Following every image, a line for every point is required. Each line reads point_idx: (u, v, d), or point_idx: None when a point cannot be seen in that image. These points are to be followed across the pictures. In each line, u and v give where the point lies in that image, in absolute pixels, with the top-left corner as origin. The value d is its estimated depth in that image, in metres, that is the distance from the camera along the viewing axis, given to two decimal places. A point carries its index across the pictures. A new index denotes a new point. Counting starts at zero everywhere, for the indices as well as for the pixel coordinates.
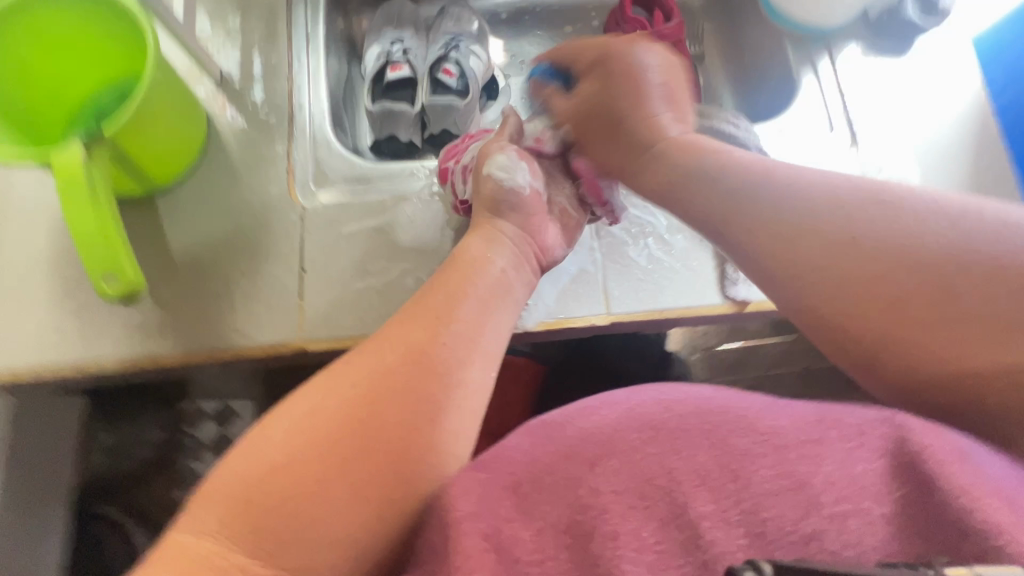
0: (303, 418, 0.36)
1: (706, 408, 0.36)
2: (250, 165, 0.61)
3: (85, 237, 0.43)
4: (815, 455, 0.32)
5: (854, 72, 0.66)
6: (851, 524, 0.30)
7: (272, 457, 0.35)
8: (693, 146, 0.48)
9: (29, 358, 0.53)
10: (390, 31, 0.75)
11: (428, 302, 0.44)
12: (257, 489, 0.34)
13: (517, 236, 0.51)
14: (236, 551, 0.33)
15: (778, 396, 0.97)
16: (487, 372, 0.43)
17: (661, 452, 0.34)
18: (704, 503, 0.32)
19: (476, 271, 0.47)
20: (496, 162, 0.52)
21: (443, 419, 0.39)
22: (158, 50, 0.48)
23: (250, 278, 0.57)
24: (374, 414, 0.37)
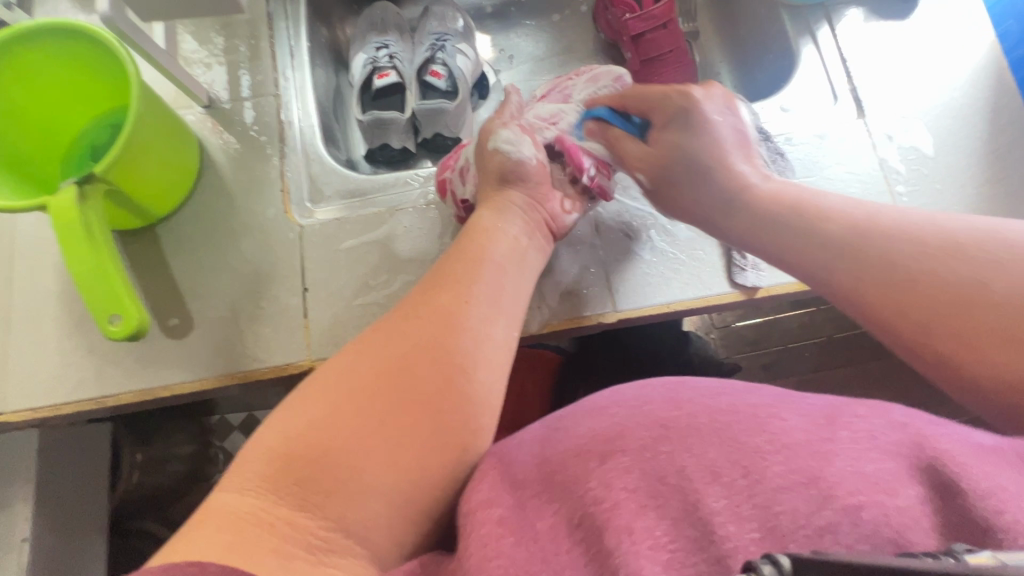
0: (336, 374, 0.36)
1: (717, 406, 0.35)
2: (246, 187, 0.61)
3: (88, 279, 0.44)
4: (826, 453, 0.32)
5: (857, 38, 0.63)
6: (864, 518, 0.29)
7: (313, 409, 0.34)
8: (779, 195, 0.46)
9: (47, 397, 0.54)
10: (375, 37, 0.74)
11: (449, 270, 0.44)
12: (301, 439, 0.33)
13: (526, 205, 0.52)
14: (285, 506, 0.31)
15: (802, 370, 0.94)
16: (511, 330, 0.43)
17: (673, 449, 0.33)
18: (715, 499, 0.31)
19: (493, 236, 0.47)
20: (502, 136, 0.53)
21: (473, 373, 0.38)
22: (140, 80, 0.48)
23: (254, 300, 0.57)
24: (408, 371, 0.36)
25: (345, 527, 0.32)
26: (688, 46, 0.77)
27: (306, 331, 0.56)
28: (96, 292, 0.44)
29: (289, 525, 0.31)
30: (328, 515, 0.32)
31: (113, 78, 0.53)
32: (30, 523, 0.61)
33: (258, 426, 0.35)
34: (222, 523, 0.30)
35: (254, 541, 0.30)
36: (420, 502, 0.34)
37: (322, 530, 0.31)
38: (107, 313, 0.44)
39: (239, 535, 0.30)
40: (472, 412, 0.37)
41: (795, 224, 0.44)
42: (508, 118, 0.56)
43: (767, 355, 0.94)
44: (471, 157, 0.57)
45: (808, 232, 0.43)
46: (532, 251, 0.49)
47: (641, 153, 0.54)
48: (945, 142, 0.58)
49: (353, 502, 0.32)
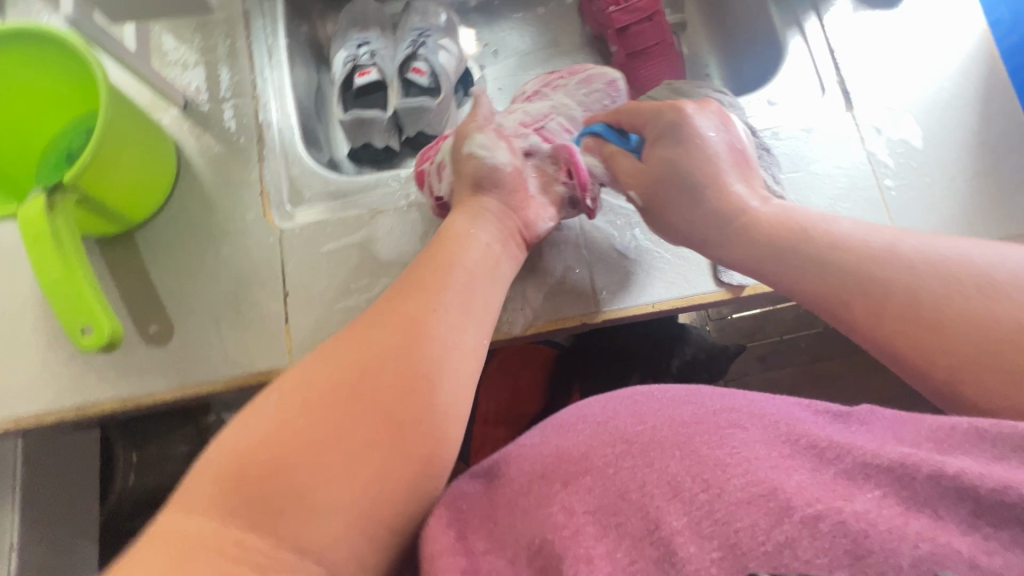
0: (295, 388, 0.35)
1: (682, 419, 0.35)
2: (224, 191, 0.60)
3: (58, 290, 0.43)
4: (785, 467, 0.31)
5: (846, 27, 0.62)
6: (822, 529, 0.28)
7: (270, 423, 0.33)
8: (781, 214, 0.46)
9: (27, 406, 0.54)
10: (356, 33, 0.73)
11: (416, 277, 0.43)
12: (255, 455, 0.32)
13: (499, 211, 0.51)
14: (234, 527, 0.31)
15: (796, 363, 0.94)
16: (480, 338, 0.43)
17: (635, 464, 0.33)
18: (676, 518, 0.30)
19: (462, 244, 0.47)
20: (477, 140, 0.53)
21: (439, 384, 0.38)
22: (108, 86, 0.47)
23: (233, 306, 0.56)
24: (372, 382, 0.36)
25: (298, 547, 0.31)
26: (675, 37, 0.76)
27: (286, 338, 0.55)
28: (68, 304, 0.44)
29: (238, 548, 0.30)
30: (279, 534, 0.31)
31: (84, 82, 0.52)
32: (18, 530, 0.61)
33: (209, 444, 0.34)
34: (164, 548, 0.29)
35: (197, 563, 0.29)
36: (381, 518, 0.33)
37: (273, 551, 0.31)
38: (80, 324, 0.44)
39: (182, 558, 0.29)
40: (436, 424, 0.37)
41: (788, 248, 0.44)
42: (486, 121, 0.55)
43: (761, 347, 0.94)
44: (447, 154, 0.55)
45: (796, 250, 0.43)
46: (504, 259, 0.49)
47: (635, 177, 0.53)
48: (935, 133, 0.57)
49: (309, 519, 0.32)
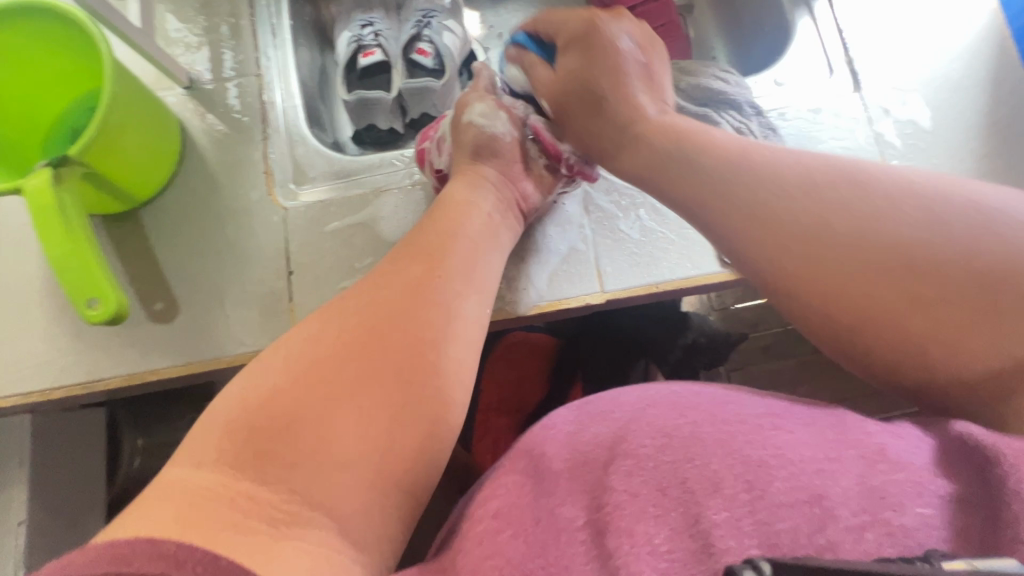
0: (301, 345, 0.35)
1: (723, 416, 0.35)
2: (229, 169, 0.60)
3: (65, 262, 0.43)
4: (831, 471, 0.32)
5: (854, 7, 0.61)
6: (868, 537, 0.30)
7: (277, 380, 0.34)
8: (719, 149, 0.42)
9: (35, 382, 0.54)
10: (360, 15, 0.73)
11: (420, 242, 0.43)
12: (264, 410, 0.32)
13: (498, 182, 0.51)
14: (245, 479, 0.31)
15: (799, 350, 0.93)
16: (484, 305, 0.42)
17: (676, 460, 0.33)
18: (717, 512, 0.31)
19: (466, 211, 0.47)
20: (476, 109, 0.53)
21: (445, 346, 0.38)
22: (113, 59, 0.47)
23: (239, 283, 0.57)
24: (379, 339, 0.36)
25: (311, 499, 0.31)
26: (682, 20, 0.75)
27: (291, 315, 0.56)
28: (74, 276, 0.44)
29: (248, 500, 0.30)
30: (292, 487, 0.31)
31: (88, 58, 0.52)
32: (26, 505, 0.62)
33: (215, 400, 0.34)
34: (169, 503, 0.29)
35: (207, 515, 0.29)
36: (394, 478, 0.33)
37: (285, 504, 0.31)
38: (86, 297, 0.44)
39: (192, 507, 0.29)
40: (443, 385, 0.37)
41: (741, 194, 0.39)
42: (484, 92, 0.55)
43: (766, 336, 0.94)
44: (447, 127, 0.55)
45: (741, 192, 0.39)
46: (504, 227, 0.49)
47: (551, 79, 0.52)
48: (943, 114, 0.57)
49: (320, 472, 0.32)
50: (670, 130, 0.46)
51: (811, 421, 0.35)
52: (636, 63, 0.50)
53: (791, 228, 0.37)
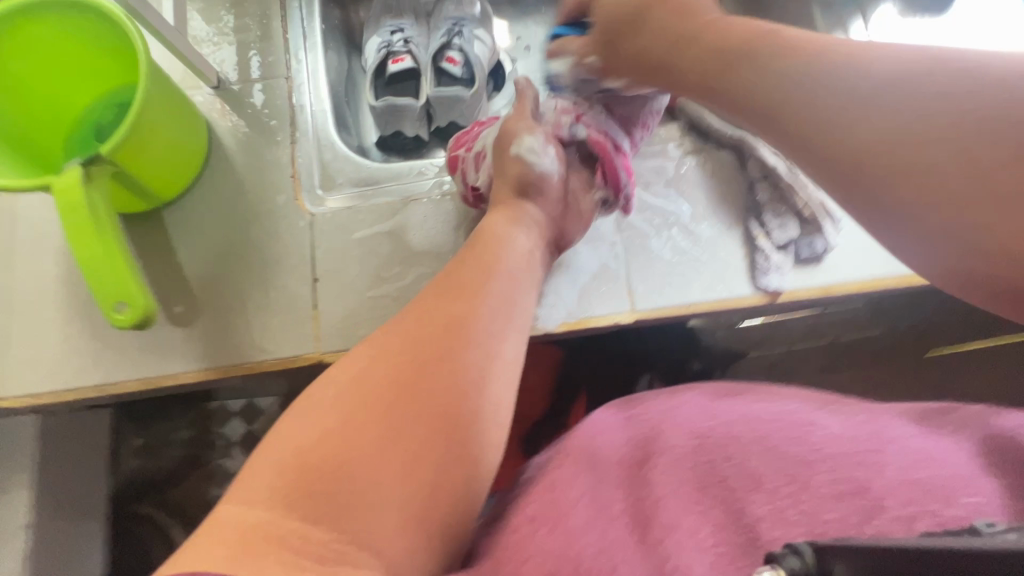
0: (345, 387, 0.34)
1: (756, 416, 0.36)
2: (254, 171, 0.59)
3: (93, 264, 0.42)
4: (875, 462, 0.33)
5: (888, 35, 0.61)
6: (919, 527, 0.30)
7: (326, 421, 0.32)
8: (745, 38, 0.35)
9: (49, 384, 0.53)
10: (389, 21, 0.72)
11: (466, 278, 0.42)
12: (314, 451, 0.31)
13: (541, 219, 0.50)
14: (297, 519, 0.28)
15: (807, 371, 0.93)
16: (520, 347, 0.41)
17: (712, 459, 0.34)
18: (761, 505, 0.32)
19: (505, 246, 0.45)
20: (526, 143, 0.50)
21: (488, 389, 0.37)
22: (149, 56, 0.46)
23: (262, 289, 0.55)
24: (423, 380, 0.35)
25: (361, 541, 0.29)
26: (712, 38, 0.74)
27: (314, 323, 0.55)
28: (102, 279, 0.42)
29: (302, 540, 0.28)
30: (345, 529, 0.29)
31: (121, 54, 0.52)
32: (30, 508, 0.60)
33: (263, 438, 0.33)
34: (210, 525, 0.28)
35: (260, 554, 0.27)
36: (441, 518, 0.32)
37: (337, 544, 0.28)
38: (113, 301, 0.43)
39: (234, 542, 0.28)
40: (485, 428, 0.36)
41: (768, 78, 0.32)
42: (532, 122, 0.52)
43: (772, 354, 0.93)
44: (488, 144, 0.53)
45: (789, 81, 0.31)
46: (541, 265, 0.48)
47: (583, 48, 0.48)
48: None
49: (368, 518, 0.30)
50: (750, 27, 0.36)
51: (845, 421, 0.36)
52: None
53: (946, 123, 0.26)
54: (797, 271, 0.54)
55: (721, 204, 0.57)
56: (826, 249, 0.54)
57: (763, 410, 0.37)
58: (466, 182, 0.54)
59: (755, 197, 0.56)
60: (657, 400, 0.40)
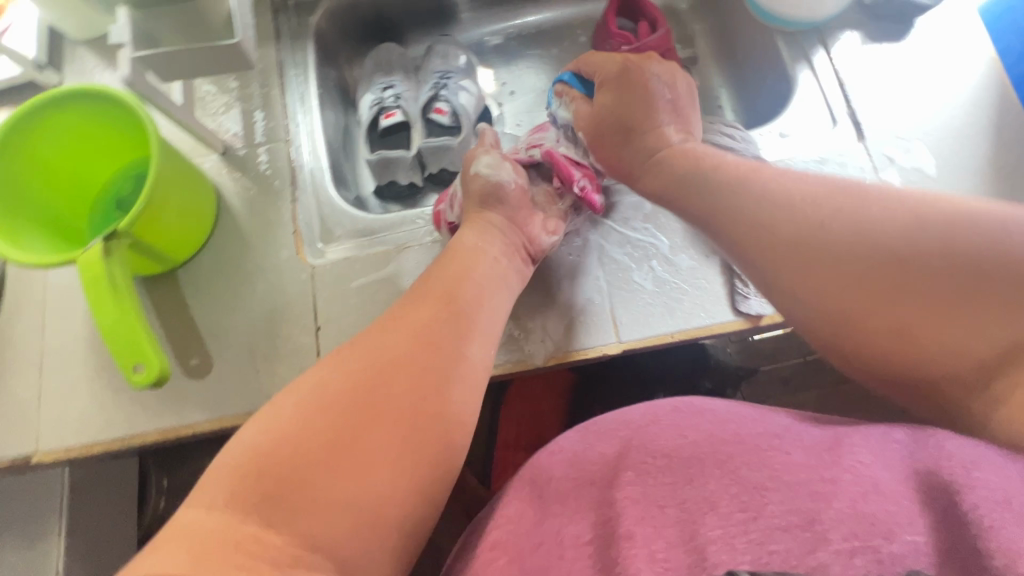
0: (310, 392, 0.37)
1: (721, 436, 0.39)
2: (259, 229, 0.63)
3: (113, 329, 0.47)
4: (827, 492, 0.34)
5: (851, 59, 0.63)
6: (857, 563, 0.31)
7: (290, 421, 0.36)
8: (697, 153, 0.52)
9: (78, 439, 0.57)
10: (380, 78, 0.77)
11: (429, 288, 0.46)
12: (277, 454, 0.34)
13: (504, 227, 0.54)
14: (251, 523, 0.32)
15: (819, 384, 0.93)
16: (487, 352, 0.45)
17: (675, 481, 0.37)
18: (713, 528, 0.34)
19: (470, 258, 0.50)
20: (482, 162, 0.57)
21: (448, 390, 0.40)
22: (159, 138, 0.50)
23: (268, 338, 0.59)
24: (385, 383, 0.38)
25: (315, 543, 0.33)
26: (687, 71, 0.77)
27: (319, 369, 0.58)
28: (124, 343, 0.47)
29: (256, 543, 0.31)
30: (296, 530, 0.32)
31: (135, 134, 0.57)
32: (63, 558, 0.62)
33: (232, 440, 0.36)
34: (190, 542, 0.31)
35: None
36: (394, 520, 0.35)
37: (289, 547, 0.32)
38: (132, 362, 0.47)
39: (203, 548, 0.30)
40: (446, 429, 0.39)
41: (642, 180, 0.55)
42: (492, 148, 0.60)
43: (784, 368, 0.93)
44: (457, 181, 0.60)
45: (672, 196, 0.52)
46: (508, 268, 0.52)
47: (589, 120, 0.59)
48: (948, 162, 0.58)
49: (326, 521, 0.33)
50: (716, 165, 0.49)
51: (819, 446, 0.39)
52: (628, 69, 0.56)
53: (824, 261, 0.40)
54: None
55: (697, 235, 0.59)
56: None
57: (735, 437, 0.39)
58: (442, 220, 0.60)
59: None
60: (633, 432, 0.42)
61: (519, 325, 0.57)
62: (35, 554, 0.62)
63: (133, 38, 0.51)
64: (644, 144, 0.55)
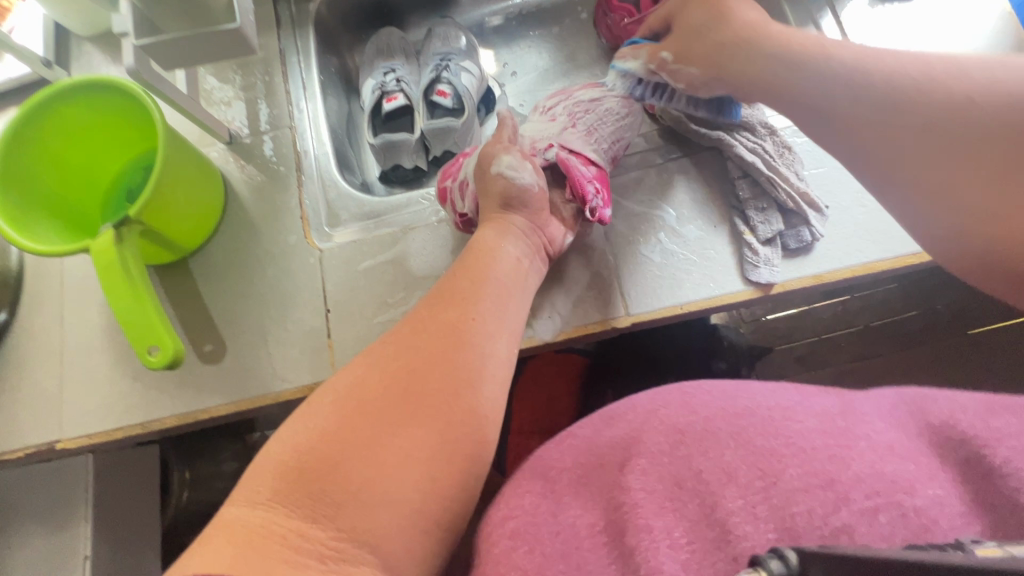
0: (345, 390, 0.38)
1: (736, 410, 0.38)
2: (267, 214, 0.64)
3: (127, 313, 0.48)
4: (842, 457, 0.34)
5: (860, 21, 0.62)
6: (881, 519, 0.32)
7: (326, 421, 0.36)
8: (781, 35, 0.46)
9: (100, 424, 0.59)
10: (382, 63, 0.77)
11: (455, 285, 0.46)
12: (314, 453, 0.34)
13: (524, 224, 0.52)
14: (298, 519, 0.32)
15: (836, 361, 0.91)
16: (514, 347, 0.45)
17: (688, 454, 0.36)
18: (733, 500, 0.34)
19: (494, 256, 0.49)
20: (504, 162, 0.53)
21: (481, 387, 0.40)
22: (167, 126, 0.51)
23: (279, 322, 0.60)
24: (417, 381, 0.38)
25: (358, 538, 0.33)
26: None
27: (330, 350, 0.59)
28: (137, 327, 0.48)
29: (301, 538, 0.32)
30: (338, 526, 0.33)
31: (143, 124, 0.58)
32: (90, 540, 0.64)
33: (268, 439, 0.36)
34: (232, 534, 0.31)
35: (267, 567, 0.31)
36: (430, 519, 0.35)
37: (335, 542, 0.32)
38: (147, 346, 0.48)
39: (251, 546, 0.31)
40: (479, 426, 0.39)
41: (737, 48, 0.48)
42: (510, 145, 0.55)
43: (800, 345, 0.92)
44: (470, 174, 0.57)
45: (784, 68, 0.45)
46: (531, 270, 0.51)
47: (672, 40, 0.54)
48: None
49: (369, 517, 0.33)
50: (748, 32, 0.48)
51: (831, 415, 0.37)
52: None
53: (944, 109, 0.36)
54: (787, 263, 0.55)
55: (704, 206, 0.58)
56: (813, 239, 0.55)
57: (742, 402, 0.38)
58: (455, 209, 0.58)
59: (736, 195, 0.58)
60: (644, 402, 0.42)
61: None
62: (64, 537, 0.64)
63: (135, 26, 0.51)
64: (711, 28, 0.50)
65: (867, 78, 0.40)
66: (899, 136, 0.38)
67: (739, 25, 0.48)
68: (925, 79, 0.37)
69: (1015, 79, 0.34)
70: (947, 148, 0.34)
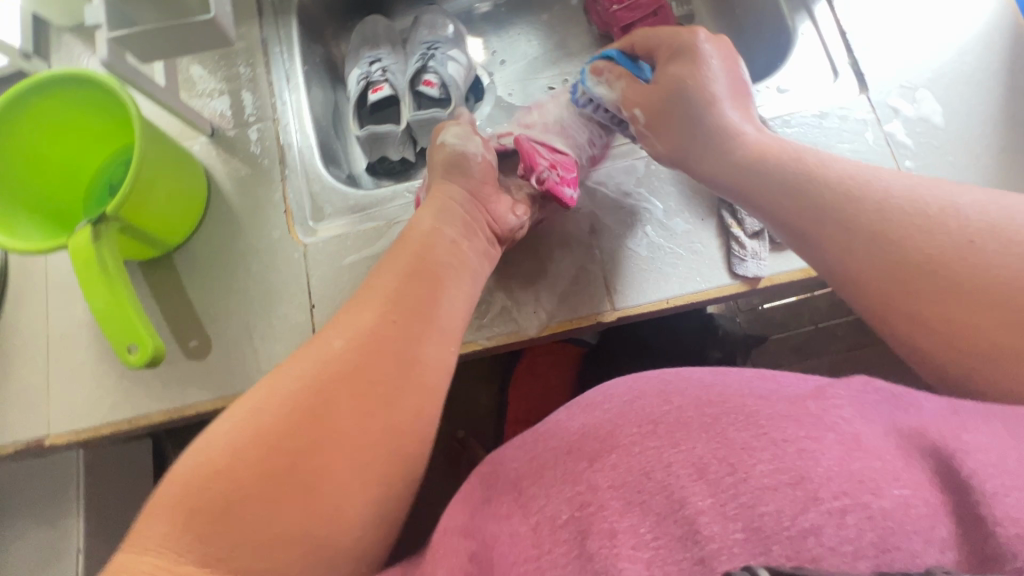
0: (246, 416, 0.36)
1: (708, 397, 0.37)
2: (251, 209, 0.63)
3: (106, 313, 0.47)
4: (813, 450, 0.33)
5: (855, 7, 0.60)
6: (848, 521, 0.30)
7: (224, 452, 0.34)
8: (765, 146, 0.49)
9: (86, 420, 0.59)
10: (367, 51, 0.76)
11: (376, 291, 0.44)
12: (209, 491, 0.33)
13: (466, 202, 0.53)
14: (189, 562, 0.31)
15: (829, 351, 0.91)
16: (442, 350, 0.43)
17: (660, 445, 0.35)
18: (702, 498, 0.33)
19: (424, 255, 0.47)
20: (450, 132, 0.56)
21: (398, 400, 0.39)
22: (143, 121, 0.50)
23: (264, 318, 0.60)
24: (323, 402, 0.37)
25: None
26: (681, 29, 0.75)
27: None
28: (116, 324, 0.48)
29: None
30: (235, 566, 0.32)
31: (120, 117, 0.57)
32: (82, 535, 0.64)
33: (168, 471, 0.35)
34: None
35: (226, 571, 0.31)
36: (340, 546, 0.34)
37: None
38: (126, 344, 0.48)
39: None
40: (394, 441, 0.38)
41: (760, 176, 0.47)
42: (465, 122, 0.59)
43: (794, 336, 0.92)
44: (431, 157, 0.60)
45: (815, 201, 0.43)
46: (469, 261, 0.50)
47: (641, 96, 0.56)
48: (957, 111, 0.55)
49: (268, 552, 0.33)
50: (767, 155, 0.48)
51: (812, 413, 0.36)
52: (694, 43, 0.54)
53: (897, 254, 0.38)
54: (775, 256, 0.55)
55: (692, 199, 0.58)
56: None
57: (718, 397, 0.38)
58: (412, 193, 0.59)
59: None
60: (622, 394, 0.40)
61: (511, 296, 0.57)
62: (55, 531, 0.64)
63: (108, 18, 0.50)
64: (690, 115, 0.52)
65: (881, 201, 0.40)
66: (880, 260, 0.39)
67: (748, 136, 0.50)
68: (929, 223, 0.38)
69: (939, 246, 0.37)
70: (937, 298, 0.36)
